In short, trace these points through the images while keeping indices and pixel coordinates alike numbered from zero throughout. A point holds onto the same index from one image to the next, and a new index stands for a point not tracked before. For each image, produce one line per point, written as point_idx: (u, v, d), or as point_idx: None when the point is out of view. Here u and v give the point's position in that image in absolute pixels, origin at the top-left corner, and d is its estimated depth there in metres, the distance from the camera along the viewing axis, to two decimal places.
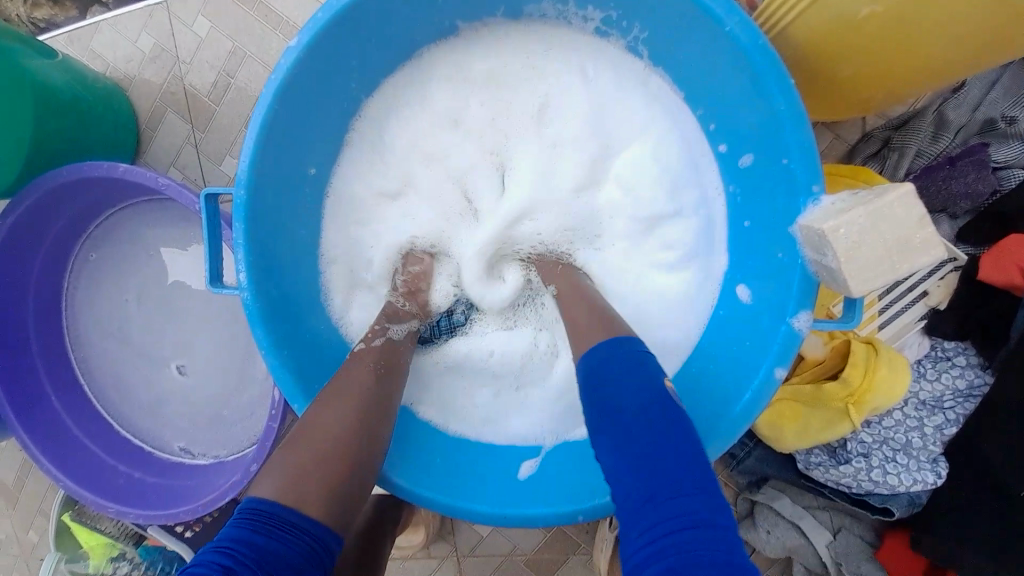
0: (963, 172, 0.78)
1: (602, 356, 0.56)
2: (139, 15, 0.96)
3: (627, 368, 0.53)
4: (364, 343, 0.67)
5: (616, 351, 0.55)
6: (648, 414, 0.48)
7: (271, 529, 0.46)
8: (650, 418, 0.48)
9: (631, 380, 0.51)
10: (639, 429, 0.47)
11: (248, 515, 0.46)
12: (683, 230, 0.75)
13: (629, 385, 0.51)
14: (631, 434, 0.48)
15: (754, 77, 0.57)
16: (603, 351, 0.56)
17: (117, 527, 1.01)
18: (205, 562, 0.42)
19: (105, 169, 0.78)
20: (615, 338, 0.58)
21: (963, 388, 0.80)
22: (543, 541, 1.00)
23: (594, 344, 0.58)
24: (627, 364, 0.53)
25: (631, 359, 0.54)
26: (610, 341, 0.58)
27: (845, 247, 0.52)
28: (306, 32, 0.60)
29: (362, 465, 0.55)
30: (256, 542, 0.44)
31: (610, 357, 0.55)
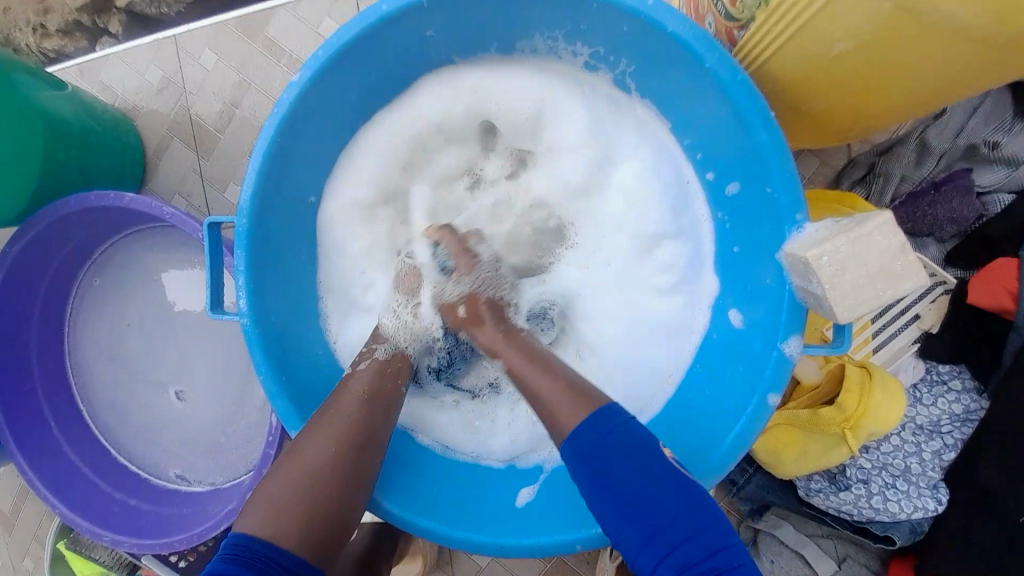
0: (947, 198, 0.80)
1: (589, 434, 0.53)
2: (147, 49, 1.00)
3: (624, 444, 0.51)
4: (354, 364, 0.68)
5: (601, 427, 0.52)
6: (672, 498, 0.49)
7: (252, 564, 0.47)
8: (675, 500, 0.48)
9: (633, 462, 0.50)
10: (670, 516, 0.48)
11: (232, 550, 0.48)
12: (678, 253, 0.75)
13: (634, 470, 0.50)
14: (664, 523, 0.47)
15: (738, 112, 0.58)
16: (587, 428, 0.53)
17: (111, 557, 0.97)
18: None
19: (112, 199, 0.81)
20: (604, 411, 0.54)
21: (959, 412, 0.79)
22: (543, 572, 0.98)
23: (580, 426, 0.53)
24: (619, 442, 0.51)
25: (621, 434, 0.52)
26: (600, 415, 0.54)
27: (828, 274, 0.53)
28: (308, 70, 0.63)
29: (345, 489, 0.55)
30: (226, 572, 0.46)
31: (597, 436, 0.52)
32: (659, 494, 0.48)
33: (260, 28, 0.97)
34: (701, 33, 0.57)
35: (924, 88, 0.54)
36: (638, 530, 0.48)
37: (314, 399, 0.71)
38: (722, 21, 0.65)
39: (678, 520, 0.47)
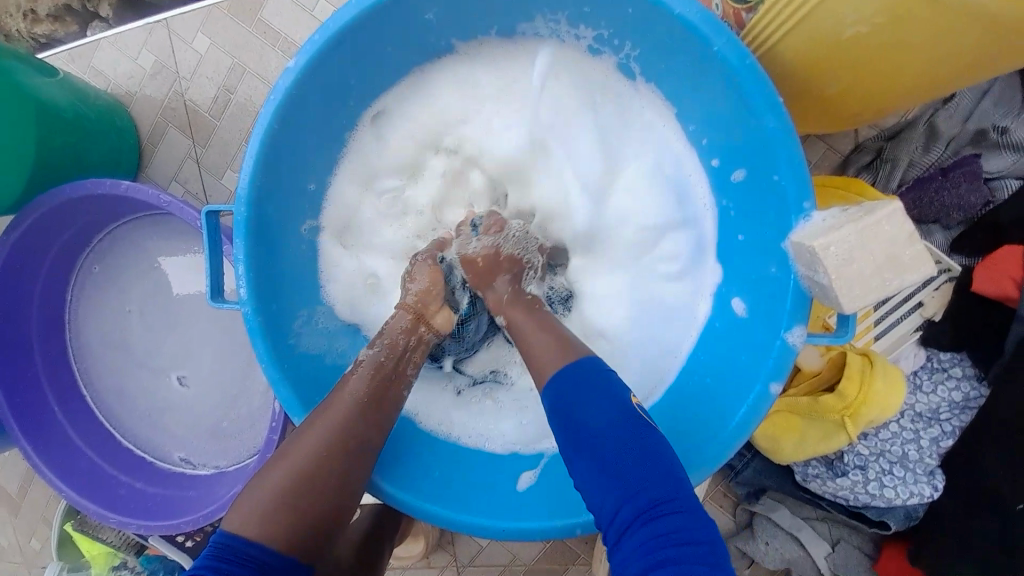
0: (955, 183, 0.79)
1: (567, 378, 0.55)
2: (140, 33, 0.97)
3: (597, 385, 0.53)
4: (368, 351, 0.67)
5: (580, 372, 0.55)
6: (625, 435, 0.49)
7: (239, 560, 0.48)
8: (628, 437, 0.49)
9: (600, 399, 0.52)
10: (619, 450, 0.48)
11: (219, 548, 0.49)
12: (679, 243, 0.76)
13: (601, 402, 0.51)
14: (608, 454, 0.48)
15: (745, 98, 0.58)
16: (569, 371, 0.55)
17: (119, 537, 0.99)
18: None
19: (108, 186, 0.80)
20: (580, 359, 0.57)
21: (959, 400, 0.80)
22: (543, 551, 1.00)
23: (557, 370, 0.56)
24: (593, 385, 0.53)
25: (596, 378, 0.54)
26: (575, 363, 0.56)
27: (835, 263, 0.52)
28: (304, 55, 0.61)
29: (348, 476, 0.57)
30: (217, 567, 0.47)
31: (577, 378, 0.54)
32: (621, 425, 0.49)
33: (254, 11, 0.94)
34: (709, 15, 0.56)
35: (943, 70, 0.53)
36: (589, 457, 0.49)
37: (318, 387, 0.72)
38: (730, 5, 0.66)
39: (632, 447, 0.48)
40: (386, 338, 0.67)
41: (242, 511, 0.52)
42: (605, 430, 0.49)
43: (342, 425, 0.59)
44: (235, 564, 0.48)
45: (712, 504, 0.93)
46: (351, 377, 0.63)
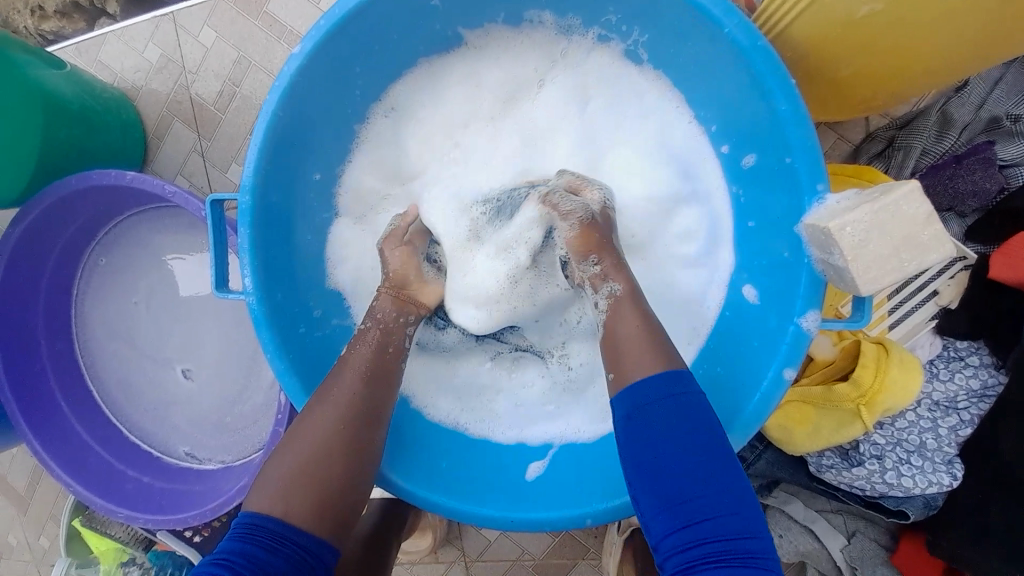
0: (969, 170, 0.78)
1: (645, 395, 0.52)
2: (146, 27, 0.97)
3: (679, 413, 0.51)
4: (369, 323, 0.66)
5: (666, 388, 0.52)
6: (698, 475, 0.48)
7: (266, 542, 0.49)
8: (700, 479, 0.48)
9: (680, 428, 0.50)
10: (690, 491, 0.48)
11: (244, 529, 0.50)
12: (697, 218, 0.74)
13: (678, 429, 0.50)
14: (678, 493, 0.48)
15: (757, 79, 0.57)
16: (648, 387, 0.52)
17: (128, 533, 1.00)
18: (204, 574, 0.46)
19: (113, 177, 0.80)
20: (664, 370, 0.53)
21: (977, 388, 0.78)
22: (551, 546, 0.99)
23: (648, 382, 0.53)
24: (676, 410, 0.51)
25: (680, 400, 0.51)
26: (656, 374, 0.53)
27: (851, 243, 0.51)
28: (308, 41, 0.61)
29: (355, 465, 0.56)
30: (247, 551, 0.48)
31: (660, 395, 0.52)
32: (697, 466, 0.49)
33: (260, 4, 0.94)
34: None
35: (958, 46, 0.53)
36: (662, 490, 0.49)
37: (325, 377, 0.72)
38: None
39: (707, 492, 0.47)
40: (378, 320, 0.66)
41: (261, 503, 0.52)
42: (678, 458, 0.49)
43: (352, 414, 0.58)
44: (260, 547, 0.48)
45: None
46: (359, 348, 0.64)
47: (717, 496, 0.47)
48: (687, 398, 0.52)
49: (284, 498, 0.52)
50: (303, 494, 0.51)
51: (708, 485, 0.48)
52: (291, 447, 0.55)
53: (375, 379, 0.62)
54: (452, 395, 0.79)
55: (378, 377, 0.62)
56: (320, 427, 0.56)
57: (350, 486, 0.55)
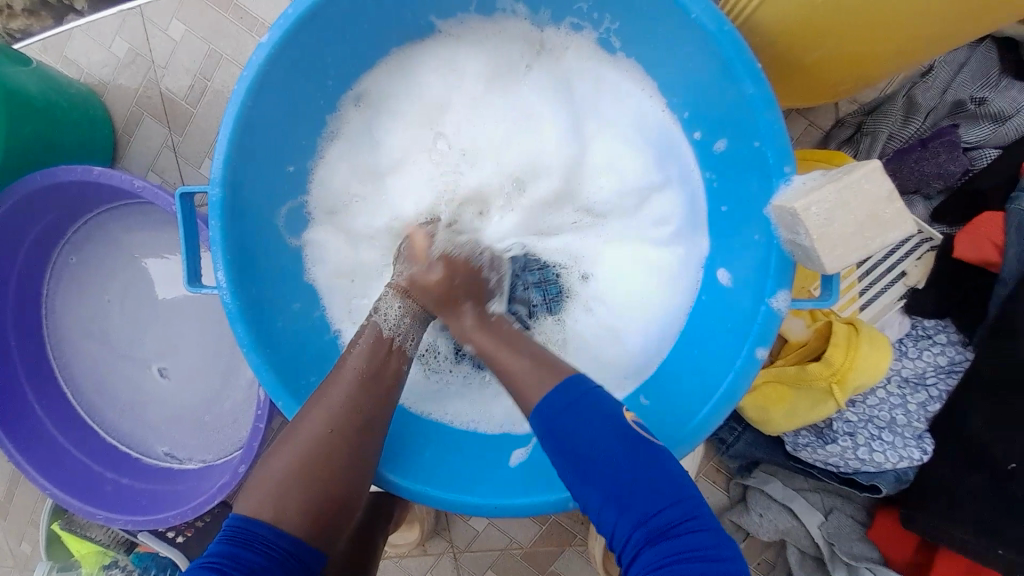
0: (934, 153, 0.80)
1: (553, 406, 0.54)
2: (113, 20, 0.95)
3: (588, 415, 0.52)
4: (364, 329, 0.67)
5: (567, 397, 0.54)
6: (623, 466, 0.49)
7: (251, 544, 0.50)
8: (626, 468, 0.49)
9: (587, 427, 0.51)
10: (619, 481, 0.49)
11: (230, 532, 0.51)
12: (672, 203, 0.75)
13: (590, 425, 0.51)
14: (610, 486, 0.49)
15: (725, 65, 0.57)
16: (552, 400, 0.54)
17: (108, 535, 0.98)
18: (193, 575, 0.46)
19: (80, 173, 0.78)
20: (566, 377, 0.56)
21: (944, 364, 0.81)
22: (538, 533, 1.00)
23: (549, 391, 0.55)
24: (581, 411, 0.53)
25: (584, 403, 0.53)
26: (564, 381, 0.55)
27: (817, 224, 0.53)
28: (276, 30, 0.60)
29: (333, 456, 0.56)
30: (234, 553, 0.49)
31: (564, 403, 0.53)
32: (619, 457, 0.50)
33: None
34: None
35: (913, 33, 0.56)
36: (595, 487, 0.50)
37: (306, 370, 0.71)
38: None
39: (634, 480, 0.49)
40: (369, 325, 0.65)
41: (249, 502, 0.53)
42: (601, 456, 0.50)
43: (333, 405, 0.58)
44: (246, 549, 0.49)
45: (705, 480, 0.94)
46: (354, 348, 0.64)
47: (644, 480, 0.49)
48: (591, 398, 0.54)
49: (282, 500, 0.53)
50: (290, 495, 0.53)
51: (634, 473, 0.49)
52: (282, 446, 0.57)
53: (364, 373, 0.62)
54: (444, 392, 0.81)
55: (378, 380, 0.62)
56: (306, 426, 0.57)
57: (349, 468, 0.57)
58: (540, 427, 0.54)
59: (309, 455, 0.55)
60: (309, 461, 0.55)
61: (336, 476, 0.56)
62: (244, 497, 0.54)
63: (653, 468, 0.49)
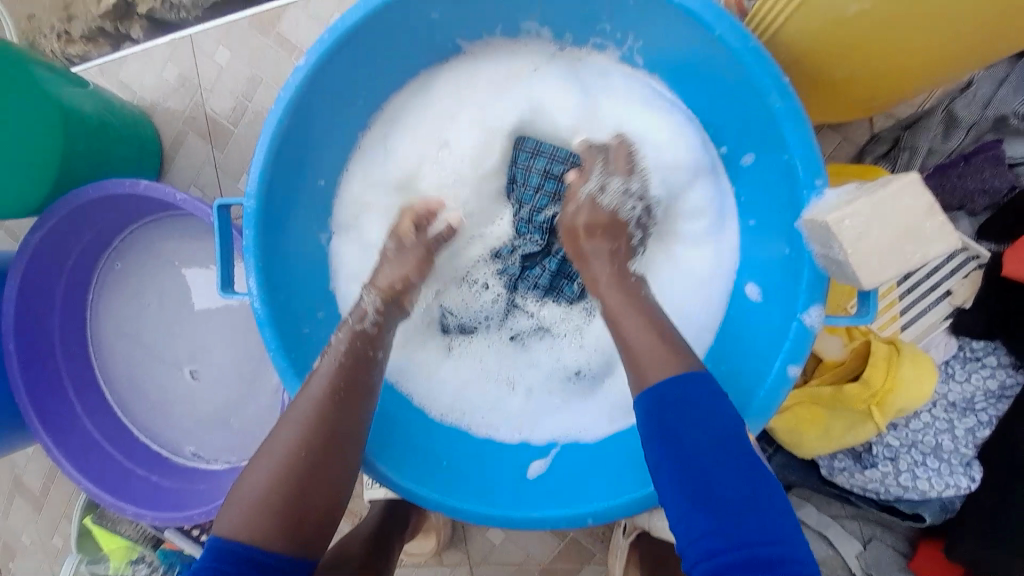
0: (977, 169, 0.77)
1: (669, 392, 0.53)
2: (164, 48, 1.01)
3: (707, 413, 0.50)
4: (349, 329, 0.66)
5: (689, 389, 0.52)
6: (725, 474, 0.48)
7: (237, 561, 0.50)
8: (728, 479, 0.47)
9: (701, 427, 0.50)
10: (715, 489, 0.47)
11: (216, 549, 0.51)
12: (702, 195, 0.73)
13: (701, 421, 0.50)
14: (704, 491, 0.47)
15: (750, 80, 0.58)
16: (673, 386, 0.52)
17: (136, 530, 1.00)
18: None
19: (128, 186, 0.82)
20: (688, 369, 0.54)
21: (995, 389, 0.77)
22: (558, 550, 0.98)
23: (665, 375, 0.53)
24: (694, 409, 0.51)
25: (706, 401, 0.51)
26: (687, 373, 0.53)
27: (851, 237, 0.52)
28: (314, 55, 0.63)
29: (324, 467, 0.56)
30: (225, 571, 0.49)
31: (685, 395, 0.51)
32: (725, 463, 0.48)
33: (272, 24, 0.97)
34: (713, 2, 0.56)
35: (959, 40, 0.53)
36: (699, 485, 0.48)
37: None
38: None
39: (733, 492, 0.47)
40: (351, 331, 0.66)
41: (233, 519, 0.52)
42: (708, 457, 0.48)
43: (326, 419, 0.58)
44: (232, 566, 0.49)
45: None
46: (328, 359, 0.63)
47: (741, 497, 0.47)
48: (711, 397, 0.52)
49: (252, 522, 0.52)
50: (272, 516, 0.52)
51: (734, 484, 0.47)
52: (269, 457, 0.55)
53: (348, 392, 0.60)
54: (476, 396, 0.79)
55: (351, 386, 0.61)
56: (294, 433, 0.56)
57: (316, 500, 0.55)
58: (650, 404, 0.52)
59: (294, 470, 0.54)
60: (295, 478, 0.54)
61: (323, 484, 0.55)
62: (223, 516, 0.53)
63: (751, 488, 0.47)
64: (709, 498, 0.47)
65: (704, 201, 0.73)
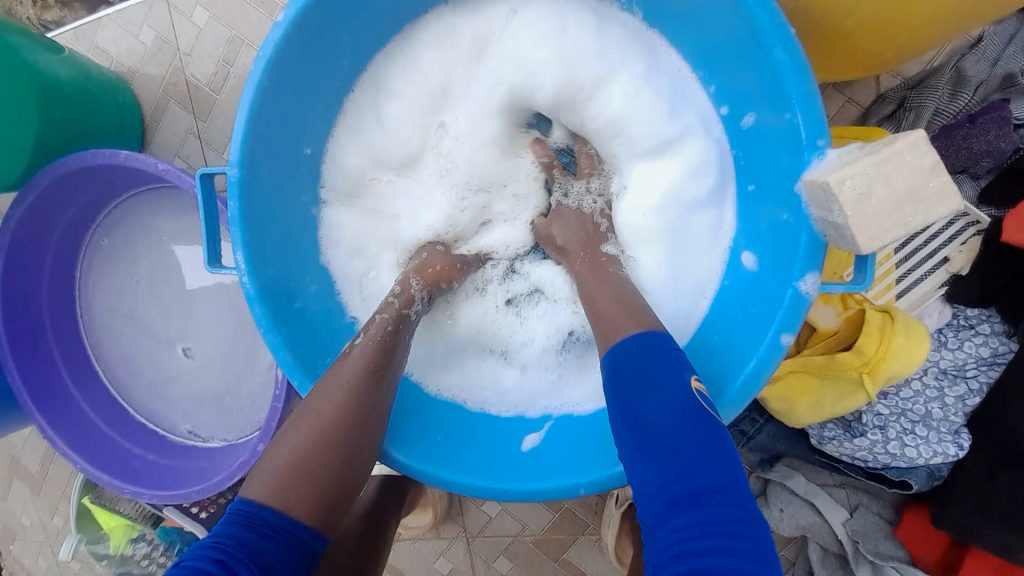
0: (984, 129, 0.74)
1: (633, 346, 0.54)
2: (140, 9, 0.96)
3: (658, 366, 0.50)
4: (387, 312, 0.66)
5: (642, 346, 0.52)
6: (676, 423, 0.46)
7: (259, 528, 0.47)
8: (678, 429, 0.46)
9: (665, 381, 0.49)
10: (665, 437, 0.46)
11: (238, 515, 0.47)
12: (695, 151, 0.71)
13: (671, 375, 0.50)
14: (656, 441, 0.46)
15: (755, 32, 0.54)
16: (627, 345, 0.53)
17: (135, 509, 1.01)
18: (197, 557, 0.43)
19: (108, 157, 0.79)
20: (648, 330, 0.55)
21: (986, 356, 0.76)
22: (552, 522, 0.99)
23: (624, 335, 0.54)
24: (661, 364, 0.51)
25: (659, 356, 0.51)
26: (642, 332, 0.54)
27: (852, 199, 0.50)
28: (293, 5, 0.59)
29: (359, 448, 0.56)
30: (244, 538, 0.45)
31: (638, 351, 0.52)
32: (676, 413, 0.47)
33: None
34: None
35: None
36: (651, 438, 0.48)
37: (321, 351, 0.72)
38: None
39: (683, 441, 0.45)
40: (393, 312, 0.66)
41: (264, 485, 0.50)
42: (660, 407, 0.47)
43: (363, 399, 0.58)
44: (253, 533, 0.46)
45: None
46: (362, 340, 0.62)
47: (691, 446, 0.45)
48: (665, 353, 0.52)
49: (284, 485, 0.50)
50: (308, 488, 0.50)
51: (684, 433, 0.46)
52: (304, 423, 0.54)
53: (384, 374, 0.60)
54: (472, 370, 0.79)
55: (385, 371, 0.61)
56: (331, 407, 0.56)
57: (348, 480, 0.54)
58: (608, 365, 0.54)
59: (329, 441, 0.53)
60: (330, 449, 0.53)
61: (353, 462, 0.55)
62: (250, 482, 0.51)
63: (704, 438, 0.45)
64: (660, 449, 0.46)
65: (679, 174, 0.72)
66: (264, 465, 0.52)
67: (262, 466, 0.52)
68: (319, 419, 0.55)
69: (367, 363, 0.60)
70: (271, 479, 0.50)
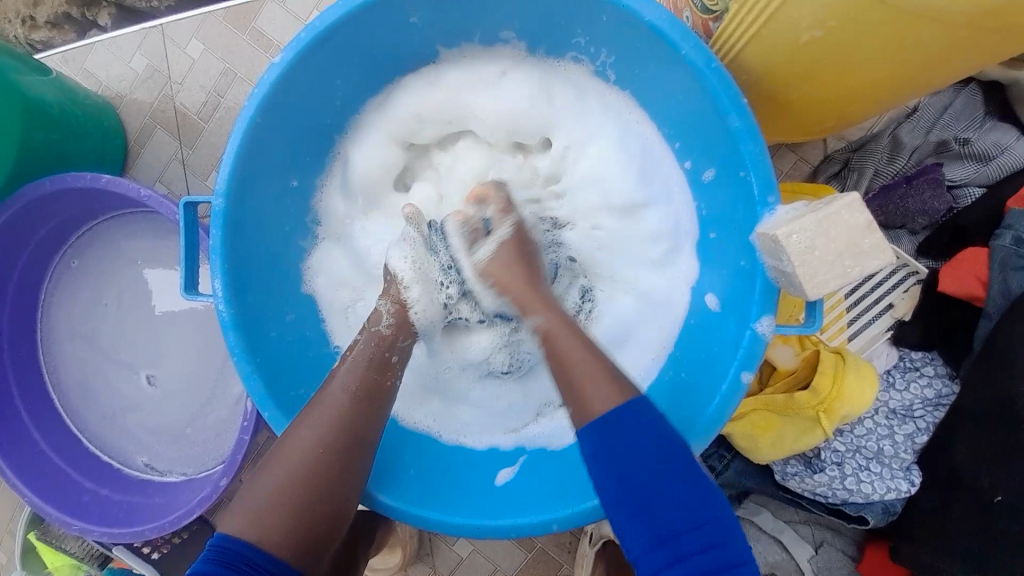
0: (919, 190, 0.84)
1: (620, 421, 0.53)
2: (134, 37, 0.99)
3: (654, 440, 0.52)
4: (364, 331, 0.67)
5: (637, 417, 0.53)
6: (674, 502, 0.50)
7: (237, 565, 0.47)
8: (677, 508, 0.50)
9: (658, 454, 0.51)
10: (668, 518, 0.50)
11: (217, 551, 0.48)
12: (660, 222, 0.77)
13: (640, 435, 0.52)
14: (658, 521, 0.50)
15: (712, 98, 0.61)
16: (620, 414, 0.53)
17: (82, 547, 0.95)
18: None
19: (89, 180, 0.80)
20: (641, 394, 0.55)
21: (931, 397, 0.82)
22: (524, 563, 0.98)
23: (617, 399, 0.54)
24: (648, 436, 0.52)
25: (653, 428, 0.52)
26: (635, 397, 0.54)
27: (799, 250, 0.55)
28: (289, 51, 0.63)
29: (349, 472, 0.57)
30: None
31: (634, 423, 0.52)
32: (675, 493, 0.50)
33: (248, 19, 0.97)
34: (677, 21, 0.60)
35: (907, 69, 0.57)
36: (654, 529, 0.50)
37: (296, 381, 0.72)
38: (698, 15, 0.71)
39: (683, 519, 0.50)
40: (376, 330, 0.67)
41: (243, 518, 0.51)
42: (660, 487, 0.50)
43: (350, 422, 0.58)
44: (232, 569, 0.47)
45: None
46: (339, 379, 0.61)
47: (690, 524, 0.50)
48: (657, 424, 0.53)
49: (262, 521, 0.51)
50: (286, 525, 0.51)
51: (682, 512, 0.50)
52: (284, 457, 0.55)
53: (366, 398, 0.60)
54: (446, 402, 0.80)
55: (369, 398, 0.61)
56: (314, 439, 0.56)
57: (334, 519, 0.55)
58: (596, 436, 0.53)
59: (308, 472, 0.54)
60: (311, 480, 0.54)
61: (336, 489, 0.55)
62: (228, 517, 0.52)
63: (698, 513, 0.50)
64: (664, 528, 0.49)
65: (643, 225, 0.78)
66: (246, 499, 0.53)
67: (237, 503, 0.53)
68: (298, 450, 0.55)
69: (349, 390, 0.60)
70: (249, 515, 0.51)
